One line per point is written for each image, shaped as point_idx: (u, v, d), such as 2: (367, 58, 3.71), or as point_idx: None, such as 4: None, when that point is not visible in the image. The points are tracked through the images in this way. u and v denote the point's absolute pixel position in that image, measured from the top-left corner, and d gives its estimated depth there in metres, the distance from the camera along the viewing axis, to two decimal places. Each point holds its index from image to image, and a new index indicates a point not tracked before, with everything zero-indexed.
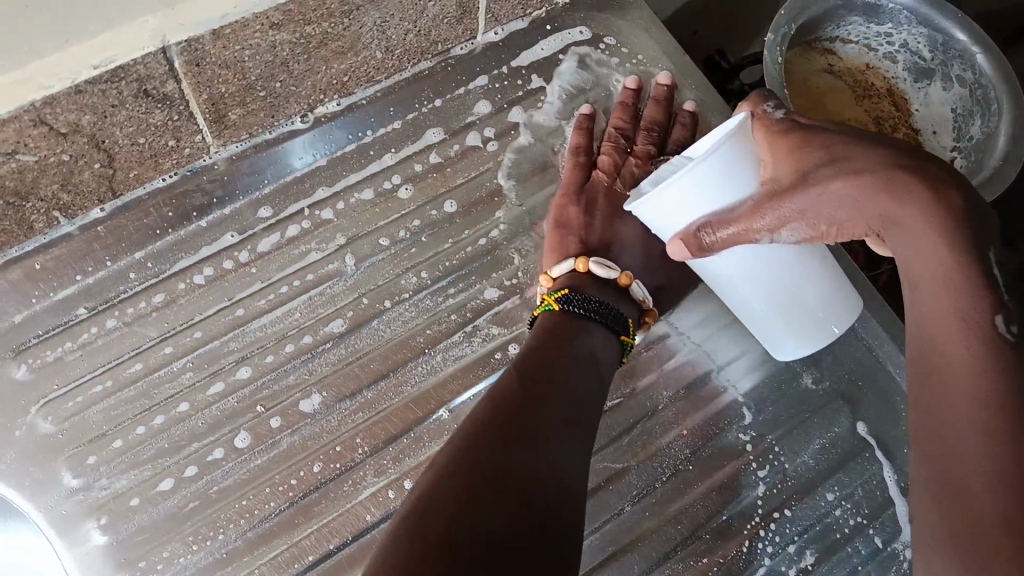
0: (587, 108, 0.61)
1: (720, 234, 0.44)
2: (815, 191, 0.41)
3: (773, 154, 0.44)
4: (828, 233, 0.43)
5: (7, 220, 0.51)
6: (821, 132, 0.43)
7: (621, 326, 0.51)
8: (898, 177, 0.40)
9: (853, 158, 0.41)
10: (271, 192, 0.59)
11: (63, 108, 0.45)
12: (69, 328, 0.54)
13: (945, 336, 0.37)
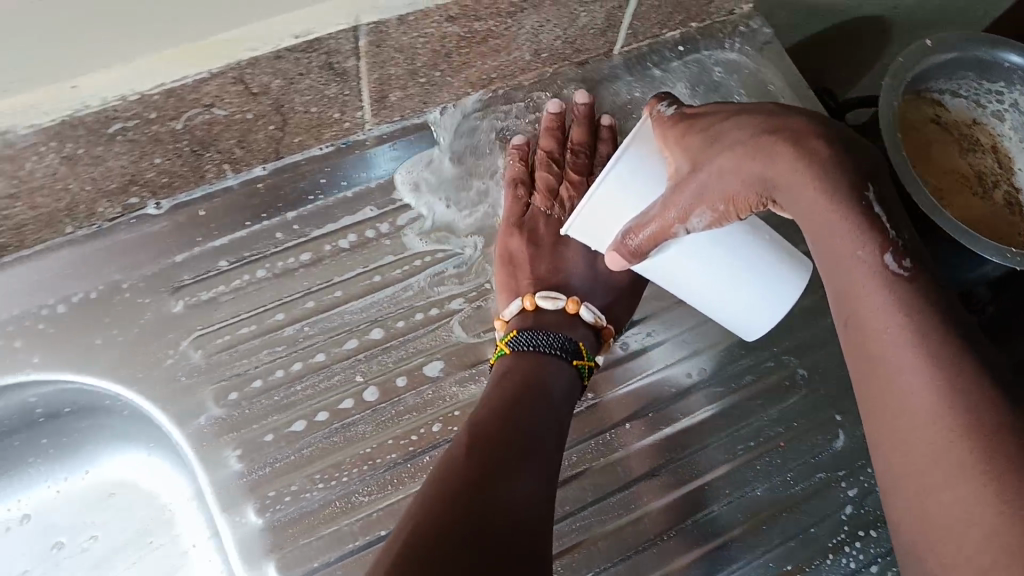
0: (520, 137, 0.65)
1: (644, 234, 0.50)
2: (728, 182, 0.47)
3: (674, 150, 0.50)
4: (729, 210, 0.49)
5: (186, 167, 0.56)
6: (702, 120, 0.50)
7: (572, 351, 0.57)
8: (767, 154, 0.46)
9: (728, 141, 0.47)
10: (414, 172, 0.65)
11: (261, 70, 0.50)
12: (224, 273, 0.59)
13: (869, 336, 0.43)
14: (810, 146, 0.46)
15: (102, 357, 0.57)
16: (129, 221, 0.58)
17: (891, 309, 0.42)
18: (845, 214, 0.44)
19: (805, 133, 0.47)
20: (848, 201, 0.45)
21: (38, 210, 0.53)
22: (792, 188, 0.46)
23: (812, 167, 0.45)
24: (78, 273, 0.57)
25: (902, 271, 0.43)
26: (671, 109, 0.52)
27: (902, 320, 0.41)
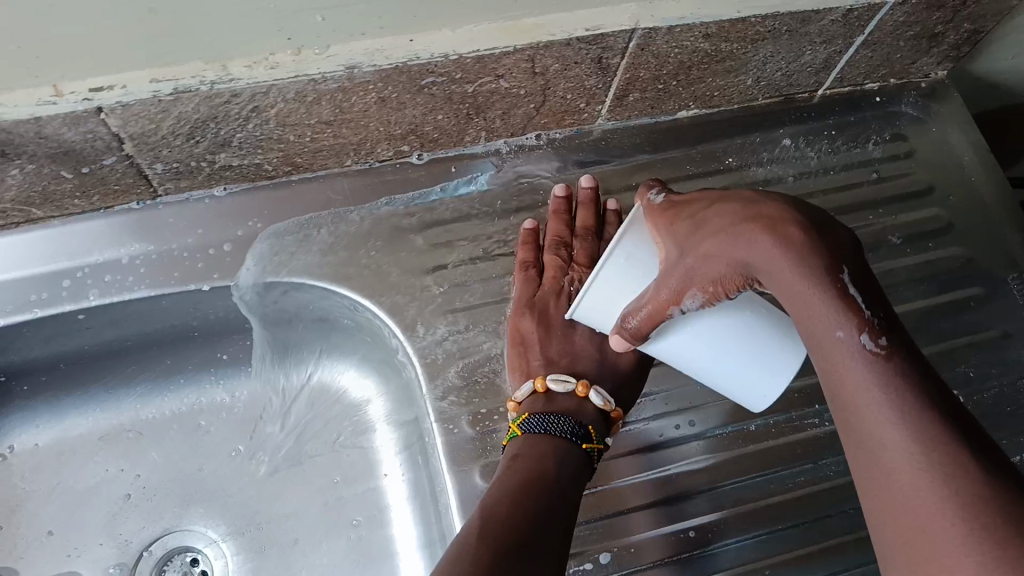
0: (531, 220, 0.68)
1: (640, 317, 0.53)
2: (713, 261, 0.50)
3: (665, 238, 0.53)
4: (720, 290, 0.51)
5: (455, 127, 0.66)
6: (687, 204, 0.55)
7: (581, 435, 0.57)
8: (745, 232, 0.50)
9: (712, 220, 0.51)
10: (629, 166, 0.73)
11: (550, 55, 0.60)
12: (462, 222, 0.69)
13: (855, 407, 0.45)
14: (785, 231, 0.49)
15: (355, 274, 0.67)
16: (395, 165, 0.69)
17: (864, 385, 0.45)
18: (820, 293, 0.47)
19: (779, 218, 0.50)
20: (824, 280, 0.47)
21: (338, 140, 0.63)
22: (748, 248, 0.49)
23: (777, 239, 0.49)
24: (346, 200, 0.68)
25: (878, 349, 0.45)
26: (660, 195, 0.57)
27: (879, 392, 0.44)
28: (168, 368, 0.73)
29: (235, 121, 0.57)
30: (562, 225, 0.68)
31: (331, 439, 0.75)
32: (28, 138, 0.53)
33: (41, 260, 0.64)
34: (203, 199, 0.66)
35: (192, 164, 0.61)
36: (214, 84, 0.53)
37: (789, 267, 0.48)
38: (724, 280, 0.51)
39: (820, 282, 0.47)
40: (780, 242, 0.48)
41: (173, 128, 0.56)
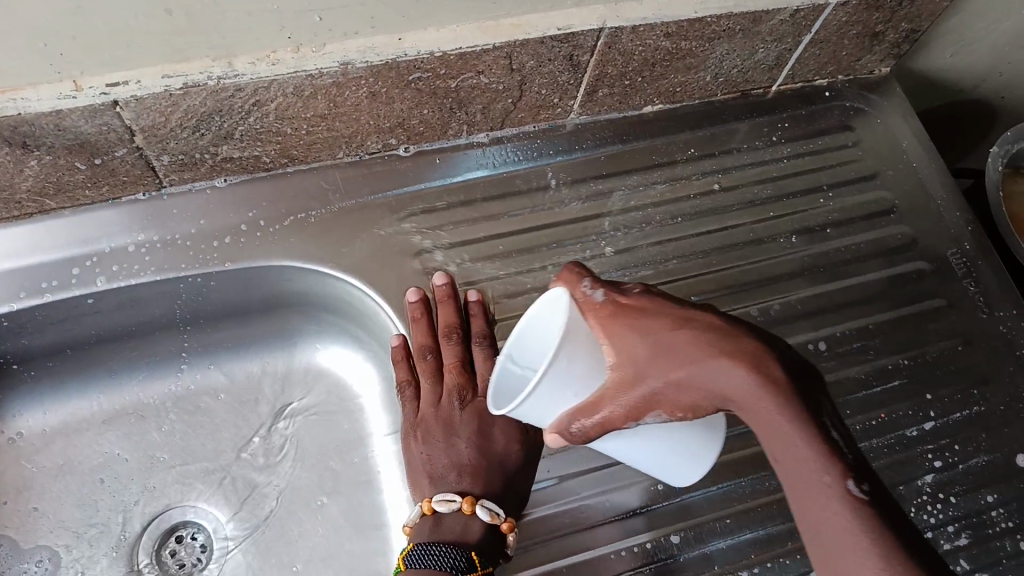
0: (395, 338, 0.71)
1: (589, 422, 0.46)
2: (666, 394, 0.43)
3: (614, 341, 0.45)
4: (683, 414, 0.45)
5: (439, 120, 0.71)
6: (646, 306, 0.45)
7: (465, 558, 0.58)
8: (728, 358, 0.42)
9: (678, 332, 0.43)
10: (601, 155, 0.79)
11: (526, 52, 0.66)
12: (446, 208, 0.74)
13: (840, 555, 0.40)
14: (767, 370, 0.41)
15: (346, 256, 0.71)
16: (384, 157, 0.74)
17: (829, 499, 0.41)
18: (785, 438, 0.42)
19: (759, 352, 0.42)
20: (795, 406, 0.42)
21: (331, 133, 0.69)
22: (715, 382, 0.42)
23: (765, 385, 0.41)
24: (338, 191, 0.73)
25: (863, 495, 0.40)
26: (600, 291, 0.46)
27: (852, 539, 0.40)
28: (166, 353, 0.78)
29: (237, 114, 0.62)
30: (423, 330, 0.70)
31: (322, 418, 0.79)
32: (47, 130, 0.58)
33: (51, 248, 0.68)
34: (204, 191, 0.70)
35: (196, 156, 0.66)
36: (222, 79, 0.59)
37: (777, 401, 0.41)
38: (672, 410, 0.44)
39: (798, 417, 0.41)
40: (751, 379, 0.41)
41: (181, 120, 0.61)
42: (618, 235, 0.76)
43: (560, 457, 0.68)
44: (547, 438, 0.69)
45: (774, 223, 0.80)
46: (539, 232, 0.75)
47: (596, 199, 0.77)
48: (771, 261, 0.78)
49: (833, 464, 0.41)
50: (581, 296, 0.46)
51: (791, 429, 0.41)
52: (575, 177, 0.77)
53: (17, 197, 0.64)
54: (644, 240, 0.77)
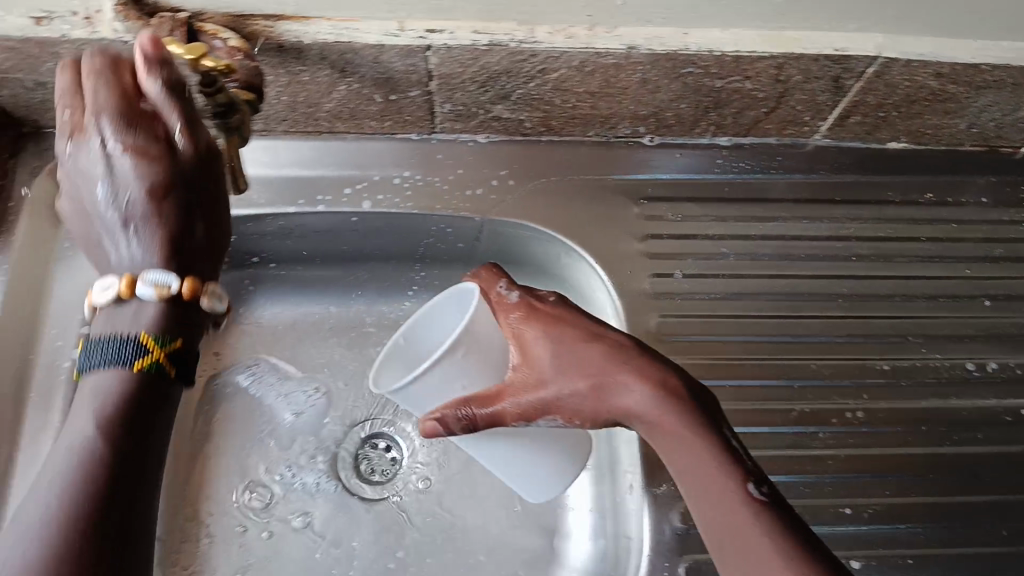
0: None
1: (472, 412, 0.52)
2: (559, 413, 0.52)
3: (539, 339, 0.53)
4: (585, 416, 0.53)
5: (692, 117, 0.75)
6: (563, 321, 0.55)
7: None
8: (608, 351, 0.53)
9: (553, 321, 0.54)
10: (836, 181, 0.80)
11: (796, 66, 0.68)
12: (677, 200, 0.77)
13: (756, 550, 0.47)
14: (667, 390, 0.52)
15: (577, 225, 0.76)
16: (630, 143, 0.78)
17: (735, 512, 0.49)
18: (687, 444, 0.51)
19: (627, 347, 0.54)
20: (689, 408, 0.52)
21: (593, 110, 0.74)
22: (621, 391, 0.52)
23: (660, 397, 0.52)
24: (583, 165, 0.78)
25: (760, 499, 0.49)
26: (512, 294, 0.56)
27: (745, 527, 0.48)
28: (396, 283, 0.86)
29: (523, 77, 0.69)
30: None
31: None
32: (367, 62, 0.66)
33: (331, 167, 0.77)
34: (468, 143, 0.78)
35: (472, 109, 0.73)
36: (522, 42, 0.65)
37: (641, 383, 0.53)
38: (572, 409, 0.52)
39: (695, 423, 0.52)
40: (643, 370, 0.53)
41: (474, 74, 0.68)
42: (839, 261, 0.77)
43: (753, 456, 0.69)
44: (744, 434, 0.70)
45: (1000, 283, 0.78)
46: (762, 241, 0.77)
47: (823, 221, 0.78)
48: (990, 319, 0.77)
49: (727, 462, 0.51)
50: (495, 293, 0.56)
51: (693, 438, 0.51)
52: (805, 196, 0.79)
53: (318, 117, 0.74)
54: (865, 272, 0.77)
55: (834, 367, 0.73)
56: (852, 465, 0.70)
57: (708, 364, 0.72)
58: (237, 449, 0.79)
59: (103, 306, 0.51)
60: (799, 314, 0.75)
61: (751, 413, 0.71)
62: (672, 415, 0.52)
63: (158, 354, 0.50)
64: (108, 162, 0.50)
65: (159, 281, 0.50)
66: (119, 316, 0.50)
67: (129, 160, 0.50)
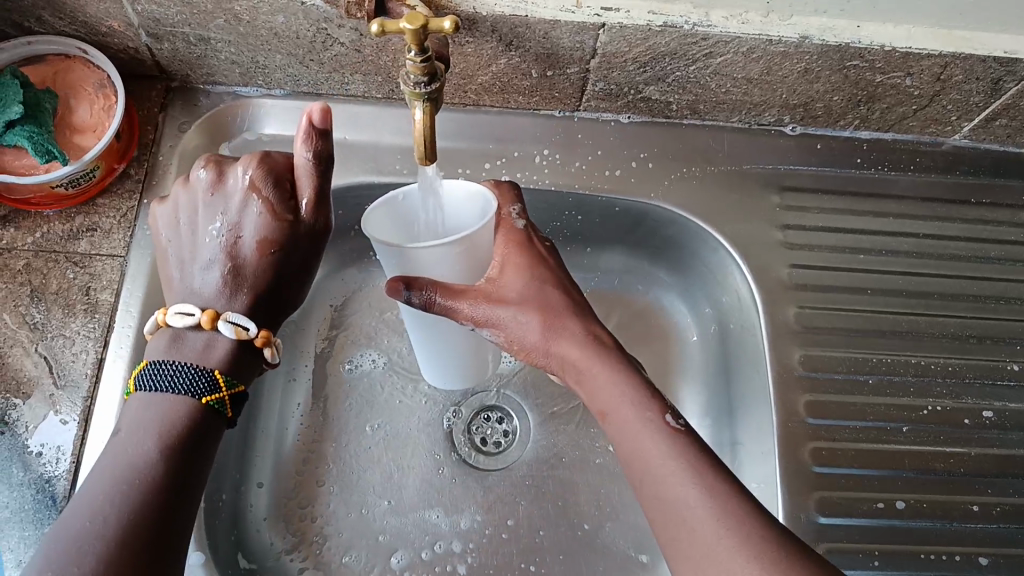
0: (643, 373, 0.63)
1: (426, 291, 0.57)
2: (497, 322, 0.60)
3: (511, 271, 0.61)
4: (518, 344, 0.62)
5: (840, 109, 0.75)
6: (512, 226, 0.63)
7: (203, 380, 0.54)
8: (576, 311, 0.62)
9: (563, 298, 0.62)
10: (972, 182, 0.79)
11: (961, 66, 0.68)
12: (814, 192, 0.77)
13: (672, 473, 0.53)
14: (595, 330, 0.62)
15: (716, 213, 0.76)
16: (770, 131, 0.78)
17: (670, 458, 0.54)
18: (611, 379, 0.59)
19: (584, 307, 0.63)
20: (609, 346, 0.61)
21: (744, 97, 0.73)
22: (568, 333, 0.61)
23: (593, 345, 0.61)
24: (722, 152, 0.78)
25: (679, 427, 0.56)
26: (521, 221, 0.64)
27: (674, 456, 0.54)
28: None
29: (686, 59, 0.68)
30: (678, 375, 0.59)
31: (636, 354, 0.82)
32: (536, 36, 0.66)
33: (471, 139, 0.76)
34: (610, 122, 0.77)
35: (623, 89, 0.73)
36: (697, 26, 0.65)
37: (560, 299, 0.62)
38: (518, 329, 0.60)
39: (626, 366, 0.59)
40: (579, 322, 0.61)
41: (638, 54, 0.68)
42: (972, 262, 0.77)
43: (890, 452, 0.69)
44: (880, 429, 0.70)
45: None
46: (897, 238, 0.77)
47: (956, 220, 0.78)
48: None
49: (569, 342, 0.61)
50: (510, 212, 0.64)
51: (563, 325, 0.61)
52: (924, 194, 0.78)
53: (467, 89, 0.73)
54: (998, 275, 0.77)
55: (968, 365, 0.73)
56: (986, 462, 0.69)
57: (843, 356, 0.72)
58: (350, 411, 0.79)
59: (177, 328, 0.57)
60: (934, 314, 0.74)
61: (887, 408, 0.70)
62: (603, 360, 0.60)
63: (224, 393, 0.55)
64: (242, 201, 0.59)
65: (240, 324, 0.57)
66: (185, 344, 0.57)
67: (258, 208, 0.58)
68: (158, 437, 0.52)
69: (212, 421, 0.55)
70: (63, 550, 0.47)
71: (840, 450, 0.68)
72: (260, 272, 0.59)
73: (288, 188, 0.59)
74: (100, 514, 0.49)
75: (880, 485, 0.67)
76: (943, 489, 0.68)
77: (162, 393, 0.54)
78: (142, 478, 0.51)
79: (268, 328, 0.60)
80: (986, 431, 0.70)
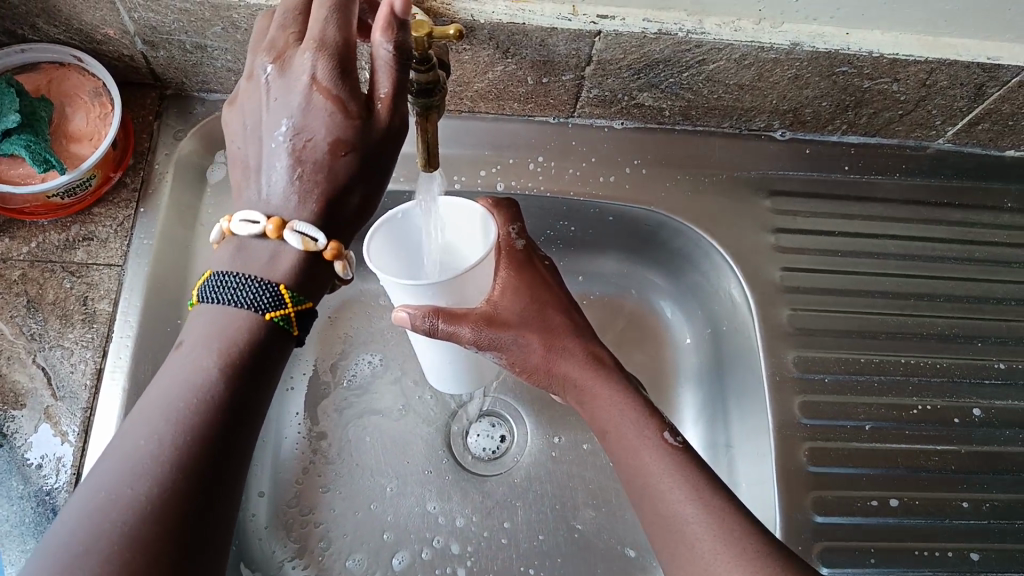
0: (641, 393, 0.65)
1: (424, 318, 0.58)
2: (499, 344, 0.62)
3: (514, 293, 0.63)
4: (522, 365, 0.64)
5: (829, 114, 0.76)
6: (515, 249, 0.65)
7: (268, 298, 0.49)
8: (578, 333, 0.65)
9: (565, 321, 0.64)
10: (957, 185, 0.81)
11: (947, 72, 0.69)
12: (804, 196, 0.79)
13: (665, 488, 0.55)
14: (596, 352, 0.64)
15: (709, 217, 0.77)
16: (761, 136, 0.79)
17: (667, 475, 0.56)
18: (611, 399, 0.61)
19: (586, 329, 0.66)
20: (608, 367, 0.63)
21: (735, 103, 0.75)
22: (570, 355, 0.63)
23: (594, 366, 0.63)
24: (714, 157, 0.79)
25: (677, 445, 0.58)
26: (518, 241, 0.66)
27: (671, 472, 0.56)
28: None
29: (679, 66, 0.69)
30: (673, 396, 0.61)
31: (631, 358, 0.83)
32: (532, 43, 0.66)
33: (467, 146, 0.77)
34: (604, 128, 0.78)
35: (617, 95, 0.74)
36: (690, 33, 0.66)
37: (563, 322, 0.64)
38: (519, 351, 0.63)
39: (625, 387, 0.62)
40: (576, 343, 0.64)
41: (633, 61, 0.69)
42: (958, 263, 0.78)
43: (883, 451, 0.70)
44: (874, 428, 0.71)
45: None
46: (885, 241, 0.78)
47: (943, 223, 0.80)
48: None
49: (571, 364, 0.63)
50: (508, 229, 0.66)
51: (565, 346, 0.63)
52: (910, 197, 0.80)
53: (464, 95, 0.73)
54: (983, 275, 0.78)
55: (957, 364, 0.74)
56: (976, 459, 0.70)
57: (836, 357, 0.73)
58: (347, 418, 0.79)
59: (245, 238, 0.51)
60: (924, 314, 0.76)
61: (879, 408, 0.71)
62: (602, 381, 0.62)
63: (290, 308, 0.49)
64: (306, 96, 0.50)
65: (308, 235, 0.50)
66: (253, 255, 0.50)
67: (325, 107, 0.50)
68: (216, 357, 0.47)
69: (276, 340, 0.49)
70: (118, 474, 0.42)
71: (835, 449, 0.69)
72: (334, 171, 0.51)
73: (357, 77, 0.51)
74: (162, 436, 0.43)
75: (874, 484, 0.68)
76: (934, 485, 0.69)
77: (229, 307, 0.49)
78: (199, 402, 0.45)
79: (338, 232, 0.53)
80: (975, 429, 0.72)
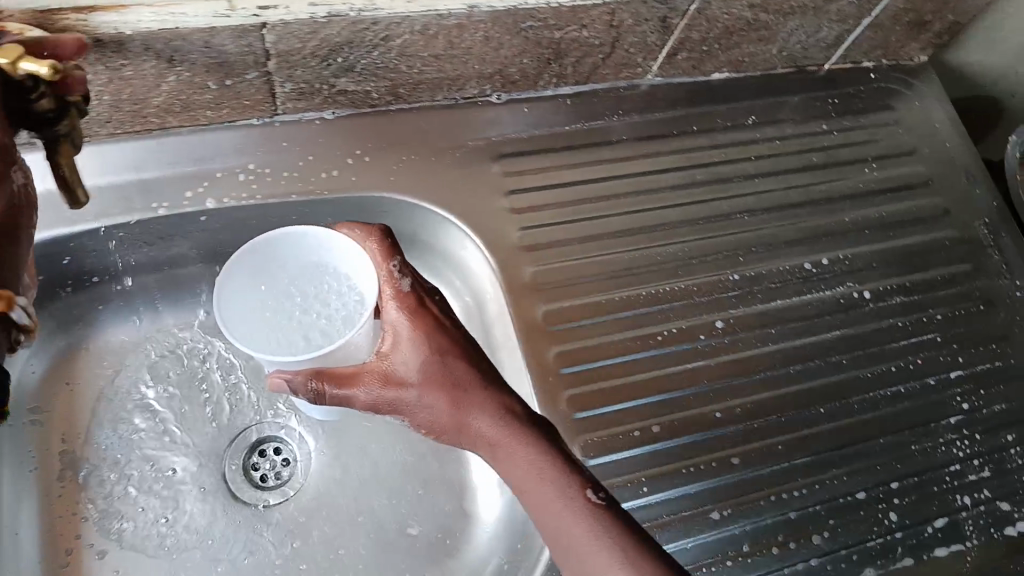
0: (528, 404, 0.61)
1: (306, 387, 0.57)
2: (399, 404, 0.59)
3: (408, 350, 0.59)
4: (418, 420, 0.60)
5: (535, 69, 0.77)
6: (398, 294, 0.60)
7: None
8: (469, 371, 0.59)
9: (456, 364, 0.59)
10: (672, 116, 0.85)
11: (628, 10, 0.71)
12: (533, 153, 0.79)
13: (580, 549, 0.53)
14: (503, 395, 0.59)
15: (441, 191, 0.76)
16: (478, 102, 0.79)
17: (589, 537, 0.54)
18: (517, 446, 0.57)
19: (477, 360, 0.60)
20: (507, 404, 0.59)
21: (439, 74, 0.73)
22: (472, 405, 0.58)
23: (505, 418, 0.58)
24: (436, 131, 0.78)
25: (600, 502, 0.55)
26: (405, 280, 0.61)
27: (594, 532, 0.54)
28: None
29: (364, 47, 0.67)
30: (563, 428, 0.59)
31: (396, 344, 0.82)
32: (197, 47, 0.62)
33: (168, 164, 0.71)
34: (315, 121, 0.75)
35: (315, 86, 0.70)
36: (362, 11, 0.63)
37: (455, 365, 0.59)
38: (426, 412, 0.59)
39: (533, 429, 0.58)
40: (483, 396, 0.59)
41: (315, 49, 0.66)
42: (688, 188, 0.81)
43: (640, 381, 0.72)
44: (631, 361, 0.73)
45: (832, 186, 0.85)
46: (616, 180, 0.80)
47: (667, 151, 0.83)
48: (823, 221, 0.83)
49: (483, 414, 0.58)
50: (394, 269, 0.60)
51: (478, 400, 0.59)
52: (633, 134, 0.83)
53: (146, 113, 0.67)
54: (710, 194, 0.82)
55: (699, 284, 0.77)
56: (727, 369, 0.74)
57: (585, 301, 0.74)
58: (97, 485, 0.72)
59: None
60: (662, 244, 0.78)
61: (633, 341, 0.74)
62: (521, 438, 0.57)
63: None
64: None
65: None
66: None
67: None
68: None
69: None
70: None
71: (598, 391, 0.71)
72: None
73: None
74: None
75: (637, 415, 0.71)
76: (693, 403, 0.72)
77: None
78: None
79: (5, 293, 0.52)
80: (723, 340, 0.75)
